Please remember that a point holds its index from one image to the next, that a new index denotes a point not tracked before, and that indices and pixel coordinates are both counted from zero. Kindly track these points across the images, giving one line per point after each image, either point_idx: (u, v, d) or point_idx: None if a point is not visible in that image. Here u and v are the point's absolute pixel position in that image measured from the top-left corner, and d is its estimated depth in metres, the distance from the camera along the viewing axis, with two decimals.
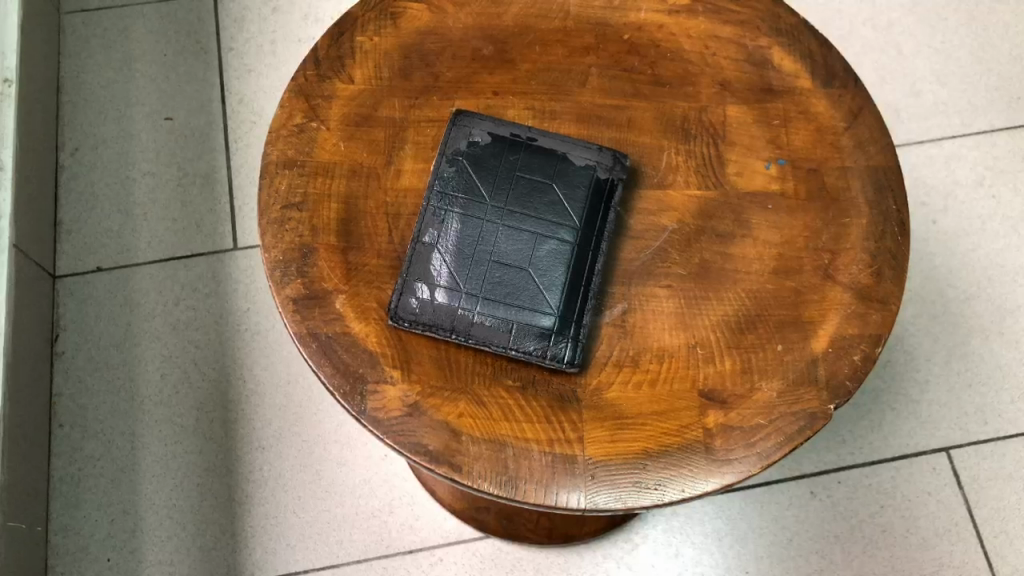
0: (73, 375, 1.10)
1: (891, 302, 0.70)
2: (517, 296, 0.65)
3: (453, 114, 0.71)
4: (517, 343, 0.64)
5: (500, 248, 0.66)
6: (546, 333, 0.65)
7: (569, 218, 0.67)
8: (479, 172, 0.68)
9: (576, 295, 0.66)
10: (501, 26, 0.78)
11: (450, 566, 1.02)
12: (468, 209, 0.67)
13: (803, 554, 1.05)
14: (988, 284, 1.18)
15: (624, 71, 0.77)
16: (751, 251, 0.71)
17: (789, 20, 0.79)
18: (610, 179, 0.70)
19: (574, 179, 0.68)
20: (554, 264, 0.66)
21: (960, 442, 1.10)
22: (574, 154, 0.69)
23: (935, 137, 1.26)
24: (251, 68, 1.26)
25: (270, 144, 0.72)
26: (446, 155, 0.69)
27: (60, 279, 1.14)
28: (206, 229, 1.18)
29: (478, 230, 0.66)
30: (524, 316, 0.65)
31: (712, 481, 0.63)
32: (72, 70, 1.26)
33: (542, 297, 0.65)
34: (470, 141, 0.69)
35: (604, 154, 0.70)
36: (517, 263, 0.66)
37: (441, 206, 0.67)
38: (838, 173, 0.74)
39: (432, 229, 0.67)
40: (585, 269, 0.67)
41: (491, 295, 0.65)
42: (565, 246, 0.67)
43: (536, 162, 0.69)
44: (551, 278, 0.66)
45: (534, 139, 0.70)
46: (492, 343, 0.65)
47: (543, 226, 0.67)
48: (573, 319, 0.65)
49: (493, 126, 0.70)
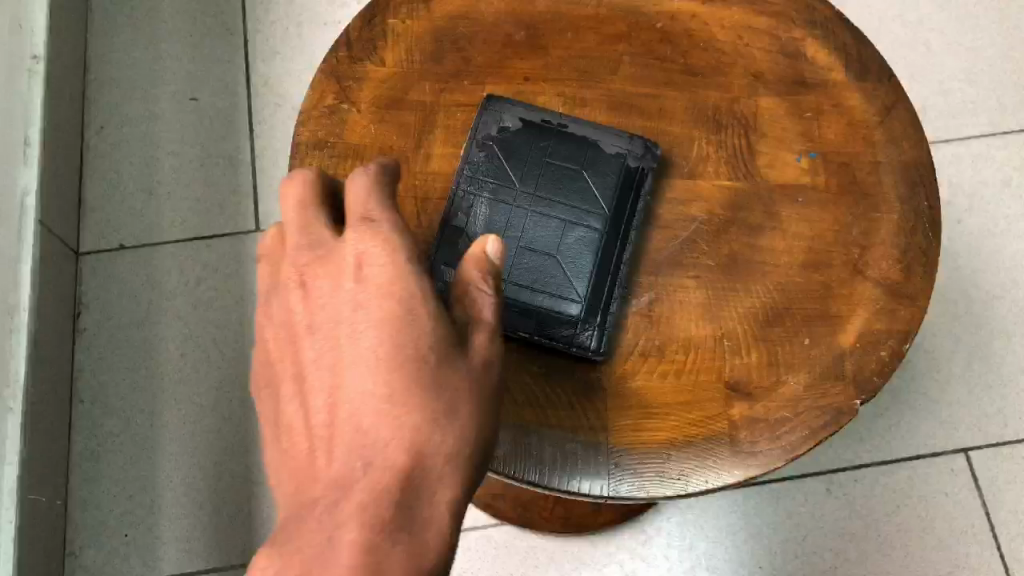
0: (95, 352, 1.11)
1: (920, 299, 0.69)
2: (545, 283, 0.65)
3: (482, 98, 0.71)
4: (542, 331, 0.65)
5: (529, 234, 0.66)
6: (570, 323, 0.65)
7: (598, 208, 0.67)
8: (509, 157, 0.68)
9: (603, 286, 0.66)
10: (533, 12, 0.77)
11: (464, 551, 1.03)
12: (498, 193, 0.67)
13: (817, 551, 1.05)
14: (1012, 286, 1.17)
15: (656, 59, 0.76)
16: (780, 244, 0.71)
17: (824, 12, 0.78)
18: (641, 168, 0.69)
19: (604, 168, 0.68)
20: (581, 253, 0.66)
21: (980, 444, 1.09)
22: (605, 142, 0.69)
23: (962, 136, 1.24)
24: (277, 51, 1.26)
25: (300, 124, 0.72)
26: (476, 139, 0.69)
27: (83, 256, 1.15)
28: (229, 211, 1.18)
29: (505, 216, 0.67)
30: (552, 303, 0.65)
31: (735, 473, 0.63)
32: (99, 47, 1.26)
33: (569, 285, 0.65)
34: (500, 127, 0.69)
35: (635, 143, 0.69)
36: (544, 252, 0.66)
37: (470, 190, 0.67)
38: (870, 169, 0.73)
39: (459, 213, 0.66)
40: (611, 260, 0.67)
41: (517, 284, 0.65)
42: (593, 234, 0.67)
43: (566, 149, 0.68)
44: (579, 266, 0.66)
45: (565, 126, 0.69)
46: (516, 330, 0.65)
47: (572, 213, 0.67)
48: (599, 312, 0.66)
49: (524, 111, 0.70)
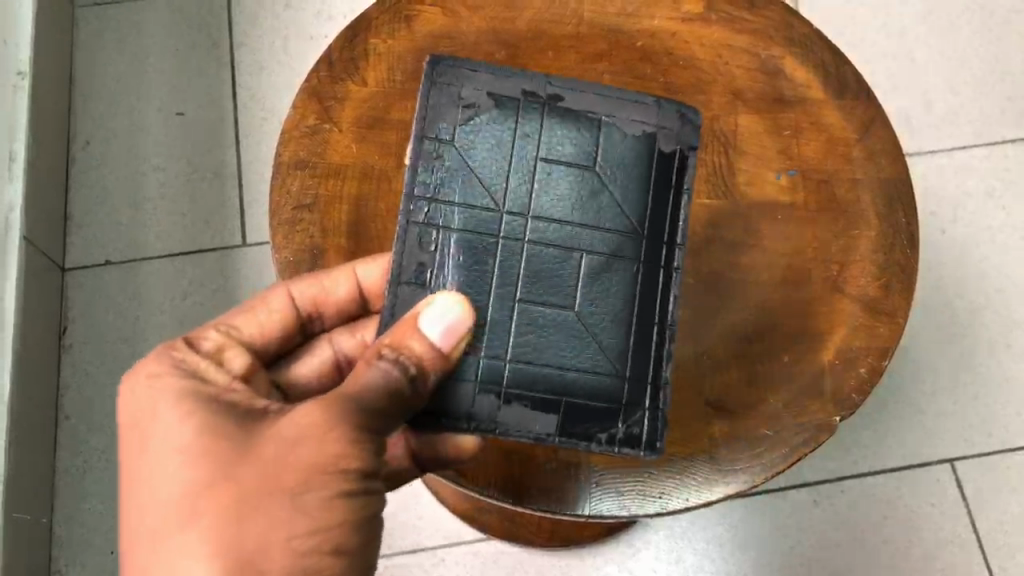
0: (80, 368, 1.11)
1: (899, 315, 0.71)
2: (569, 335, 0.58)
3: (430, 62, 0.60)
4: (564, 429, 0.57)
5: (538, 274, 0.58)
6: (608, 389, 0.58)
7: (624, 218, 0.59)
8: (486, 163, 0.59)
9: (649, 316, 0.59)
10: (514, 32, 0.77)
11: (451, 566, 1.03)
12: (477, 218, 0.59)
13: (803, 562, 1.06)
14: (997, 296, 1.17)
15: (636, 78, 0.76)
16: (760, 260, 0.72)
17: (803, 30, 0.78)
18: (678, 149, 0.61)
19: (621, 160, 0.60)
20: (615, 286, 0.59)
21: (964, 454, 1.10)
22: (625, 117, 0.61)
23: (946, 147, 1.24)
24: (263, 65, 1.26)
25: (282, 144, 0.73)
26: (425, 139, 0.59)
27: (68, 271, 1.15)
28: (215, 225, 1.18)
29: (514, 249, 0.58)
30: (578, 351, 0.58)
31: (715, 490, 0.65)
32: (84, 61, 1.25)
33: (603, 329, 0.58)
34: (465, 104, 0.60)
35: (665, 116, 0.61)
36: (563, 300, 0.58)
37: (439, 195, 0.59)
38: (849, 186, 0.74)
39: (412, 261, 0.58)
40: (657, 283, 0.59)
41: (530, 362, 0.58)
42: (627, 254, 0.59)
43: (573, 139, 0.60)
44: (615, 295, 0.59)
45: (558, 97, 0.60)
46: (530, 430, 0.57)
47: (600, 234, 0.59)
48: (644, 358, 0.59)
49: (490, 80, 0.60)
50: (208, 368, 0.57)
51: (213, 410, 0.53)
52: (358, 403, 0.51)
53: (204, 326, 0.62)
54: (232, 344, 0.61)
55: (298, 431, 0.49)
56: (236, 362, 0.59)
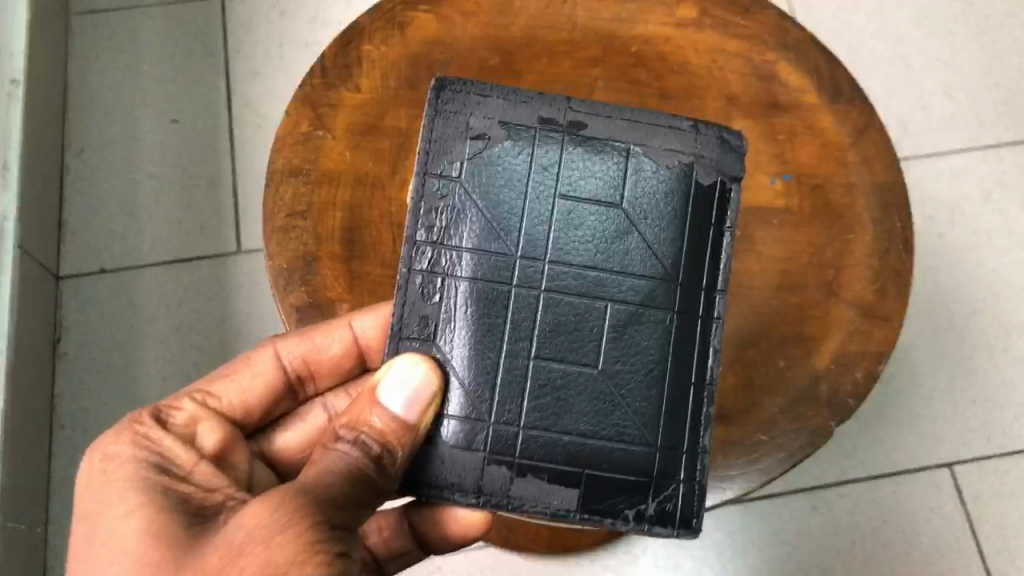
0: (74, 377, 1.11)
1: (894, 319, 0.71)
2: (594, 397, 0.54)
3: (435, 86, 0.57)
4: (586, 505, 0.54)
5: (557, 328, 0.55)
6: (637, 455, 0.54)
7: (656, 262, 0.56)
8: (499, 202, 0.56)
9: (683, 371, 0.55)
10: (508, 38, 0.77)
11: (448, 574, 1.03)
12: (489, 265, 0.55)
13: (801, 567, 1.05)
14: (994, 300, 1.17)
15: (630, 83, 0.76)
16: (755, 265, 0.72)
17: (797, 35, 0.78)
18: (718, 179, 0.57)
19: (651, 194, 0.57)
20: (643, 342, 0.55)
21: (963, 458, 1.10)
22: (657, 146, 0.57)
23: (942, 151, 1.24)
24: (258, 72, 1.25)
25: (276, 151, 0.73)
26: (428, 175, 0.56)
27: (63, 279, 1.15)
28: (210, 233, 1.18)
29: (531, 301, 0.55)
30: (603, 411, 0.54)
31: (712, 494, 0.67)
32: (78, 69, 1.25)
33: (634, 388, 0.55)
34: (474, 136, 0.56)
35: (702, 141, 0.58)
36: (586, 356, 0.55)
37: (451, 243, 0.55)
38: (844, 190, 0.74)
39: (415, 315, 0.55)
40: (694, 332, 0.56)
41: (548, 429, 0.54)
42: (658, 305, 0.56)
43: (598, 174, 0.56)
44: (647, 351, 0.55)
45: (582, 124, 0.57)
46: (549, 505, 0.54)
47: (629, 284, 0.56)
48: (677, 415, 0.55)
49: (502, 106, 0.57)
50: (172, 447, 0.58)
51: (169, 501, 0.53)
52: (316, 496, 0.50)
53: (180, 395, 0.63)
54: (206, 416, 0.62)
55: (242, 536, 0.48)
56: (207, 438, 0.61)
